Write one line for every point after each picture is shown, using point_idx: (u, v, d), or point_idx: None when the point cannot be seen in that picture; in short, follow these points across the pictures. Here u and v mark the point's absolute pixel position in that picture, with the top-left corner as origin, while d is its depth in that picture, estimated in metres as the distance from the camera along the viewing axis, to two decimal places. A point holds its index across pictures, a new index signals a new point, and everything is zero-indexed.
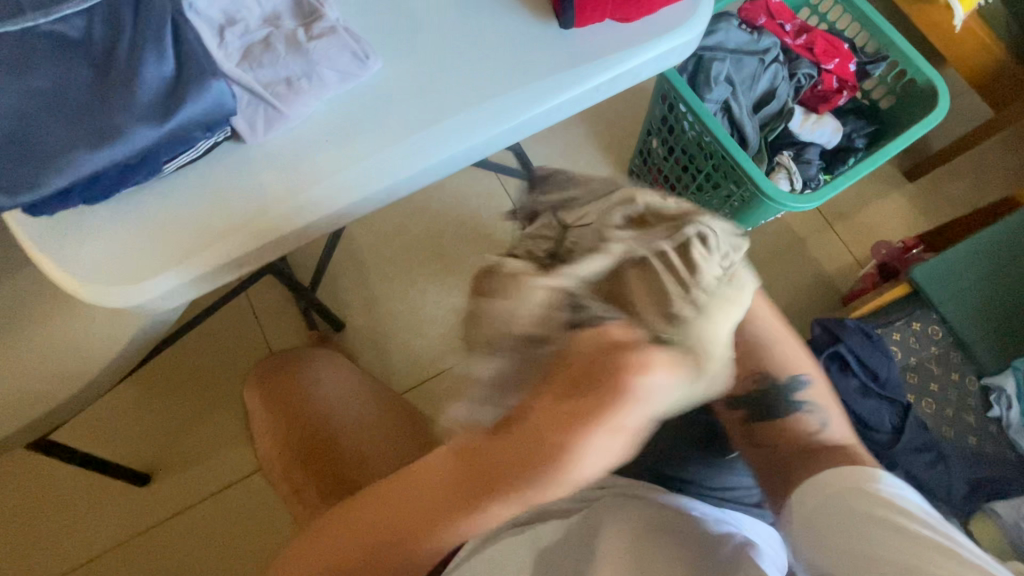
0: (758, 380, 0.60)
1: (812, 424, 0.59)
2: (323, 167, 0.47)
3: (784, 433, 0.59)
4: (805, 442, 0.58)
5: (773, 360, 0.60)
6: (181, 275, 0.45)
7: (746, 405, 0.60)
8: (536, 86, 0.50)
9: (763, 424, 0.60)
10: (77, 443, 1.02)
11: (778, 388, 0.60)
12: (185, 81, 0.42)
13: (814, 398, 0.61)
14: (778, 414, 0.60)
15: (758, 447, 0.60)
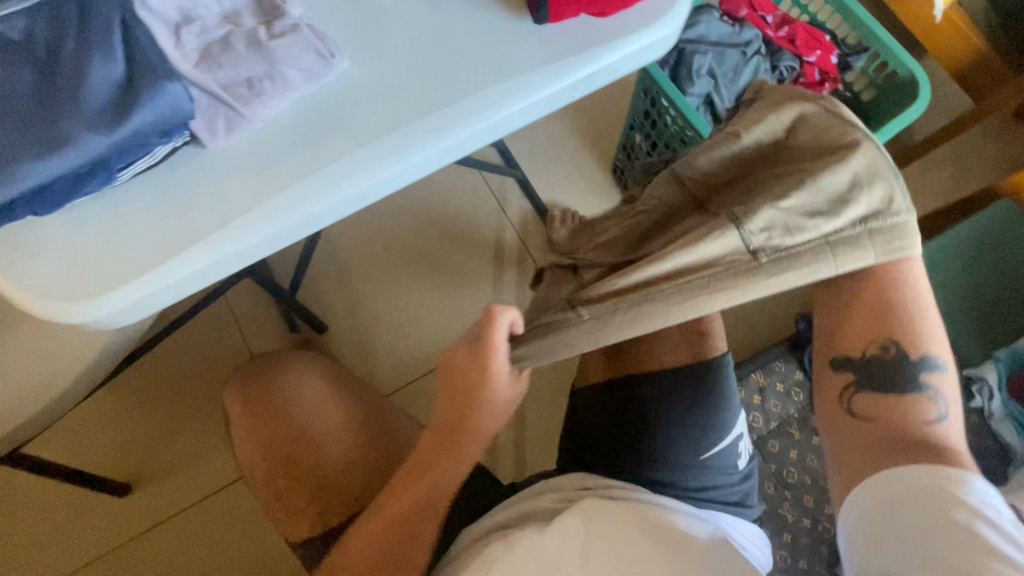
0: (886, 349, 0.47)
1: (931, 414, 0.46)
2: (290, 170, 0.45)
3: (892, 414, 0.47)
4: (920, 433, 0.46)
5: (910, 330, 0.47)
6: (142, 287, 0.42)
7: (859, 370, 0.48)
8: (510, 84, 0.48)
9: (878, 399, 0.47)
10: (54, 454, 1.00)
11: (907, 364, 0.47)
12: (137, 84, 0.40)
13: (945, 387, 0.47)
14: (900, 394, 0.47)
15: (863, 419, 0.47)
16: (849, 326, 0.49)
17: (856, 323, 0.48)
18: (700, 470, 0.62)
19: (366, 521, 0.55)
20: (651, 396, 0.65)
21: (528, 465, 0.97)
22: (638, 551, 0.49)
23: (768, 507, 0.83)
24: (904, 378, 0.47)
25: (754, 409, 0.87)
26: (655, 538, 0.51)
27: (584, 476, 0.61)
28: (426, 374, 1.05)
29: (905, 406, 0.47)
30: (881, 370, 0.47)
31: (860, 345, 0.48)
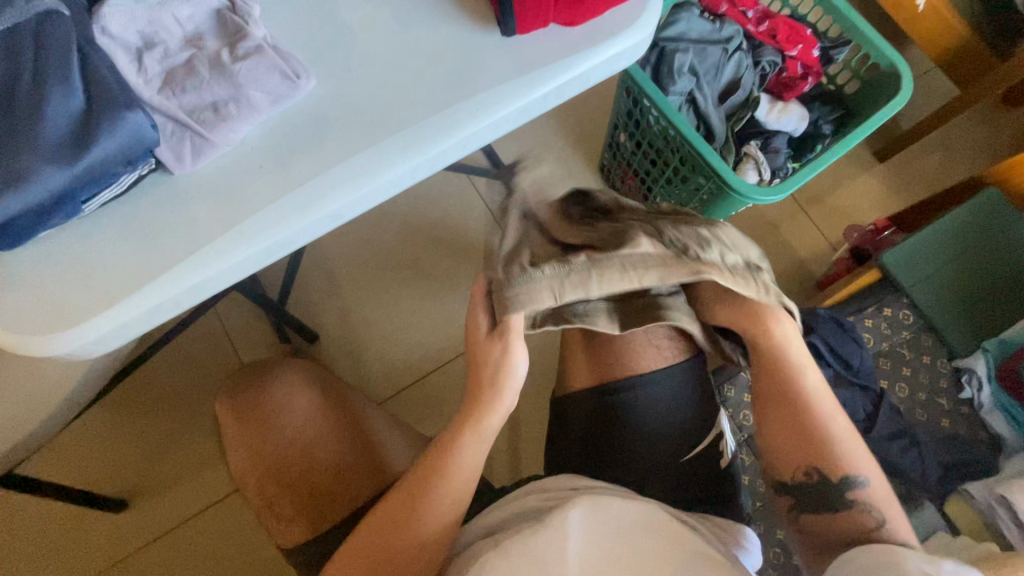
0: (810, 474, 0.55)
1: (869, 523, 0.53)
2: (259, 193, 0.45)
3: (832, 525, 0.55)
4: (858, 534, 0.53)
5: (831, 442, 0.55)
6: (111, 318, 0.42)
7: (793, 493, 0.57)
8: (480, 98, 0.47)
9: (818, 517, 0.56)
10: (49, 473, 1.00)
11: (836, 485, 0.54)
12: (97, 113, 0.40)
13: (871, 482, 0.54)
14: (836, 509, 0.54)
15: (810, 532, 0.57)
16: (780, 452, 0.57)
17: (776, 446, 0.58)
18: (677, 475, 0.63)
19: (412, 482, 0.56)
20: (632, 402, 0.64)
21: (523, 470, 0.97)
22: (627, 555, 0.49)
23: (762, 506, 0.83)
24: (838, 495, 0.54)
25: (743, 407, 0.87)
26: (642, 541, 0.51)
27: (564, 478, 0.60)
28: (418, 381, 1.05)
29: (840, 518, 0.54)
30: (810, 493, 0.56)
31: (787, 470, 0.57)
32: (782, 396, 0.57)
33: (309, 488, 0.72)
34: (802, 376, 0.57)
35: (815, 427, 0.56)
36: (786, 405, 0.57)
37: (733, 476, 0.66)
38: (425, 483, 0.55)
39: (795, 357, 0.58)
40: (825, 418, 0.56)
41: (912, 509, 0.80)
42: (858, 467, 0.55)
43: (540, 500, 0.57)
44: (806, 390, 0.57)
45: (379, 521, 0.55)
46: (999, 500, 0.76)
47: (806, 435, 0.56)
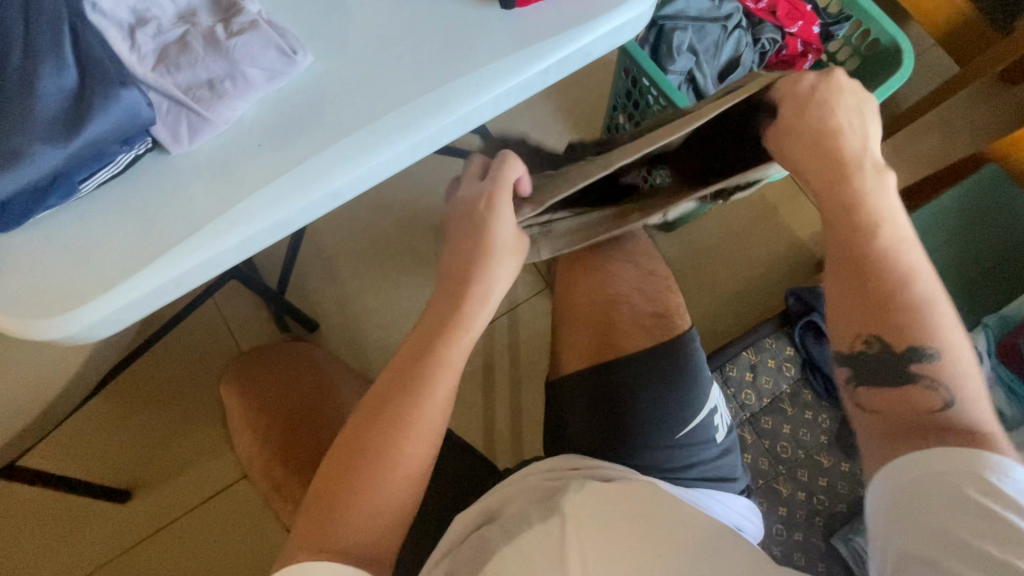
0: (871, 342, 0.48)
1: (933, 400, 0.45)
2: (255, 173, 0.44)
3: (894, 404, 0.47)
4: (925, 417, 0.45)
5: (907, 295, 0.47)
6: (110, 301, 0.41)
7: (850, 364, 0.49)
8: (479, 73, 0.47)
9: (879, 391, 0.48)
10: (51, 465, 0.99)
11: (901, 353, 0.46)
12: (90, 91, 0.39)
13: (946, 346, 0.46)
14: (903, 383, 0.47)
15: (872, 412, 0.48)
16: (840, 317, 0.49)
17: (841, 302, 0.49)
18: (679, 451, 0.63)
19: (368, 442, 0.47)
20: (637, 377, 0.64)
21: (526, 454, 0.97)
22: (639, 540, 0.49)
23: (764, 484, 0.84)
24: (901, 368, 0.47)
25: (745, 386, 0.88)
26: (641, 515, 0.51)
27: (570, 457, 0.61)
28: None
29: (905, 392, 0.47)
30: (871, 361, 0.48)
31: (845, 341, 0.49)
32: (858, 242, 0.48)
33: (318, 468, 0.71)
34: (875, 216, 0.49)
35: (886, 282, 0.47)
36: (859, 254, 0.48)
37: (735, 449, 0.68)
38: (383, 444, 0.47)
39: (875, 198, 0.49)
40: (901, 270, 0.47)
41: None
42: (936, 328, 0.47)
43: (545, 479, 0.59)
44: (886, 238, 0.48)
45: (346, 438, 0.48)
46: None
47: (877, 290, 0.48)
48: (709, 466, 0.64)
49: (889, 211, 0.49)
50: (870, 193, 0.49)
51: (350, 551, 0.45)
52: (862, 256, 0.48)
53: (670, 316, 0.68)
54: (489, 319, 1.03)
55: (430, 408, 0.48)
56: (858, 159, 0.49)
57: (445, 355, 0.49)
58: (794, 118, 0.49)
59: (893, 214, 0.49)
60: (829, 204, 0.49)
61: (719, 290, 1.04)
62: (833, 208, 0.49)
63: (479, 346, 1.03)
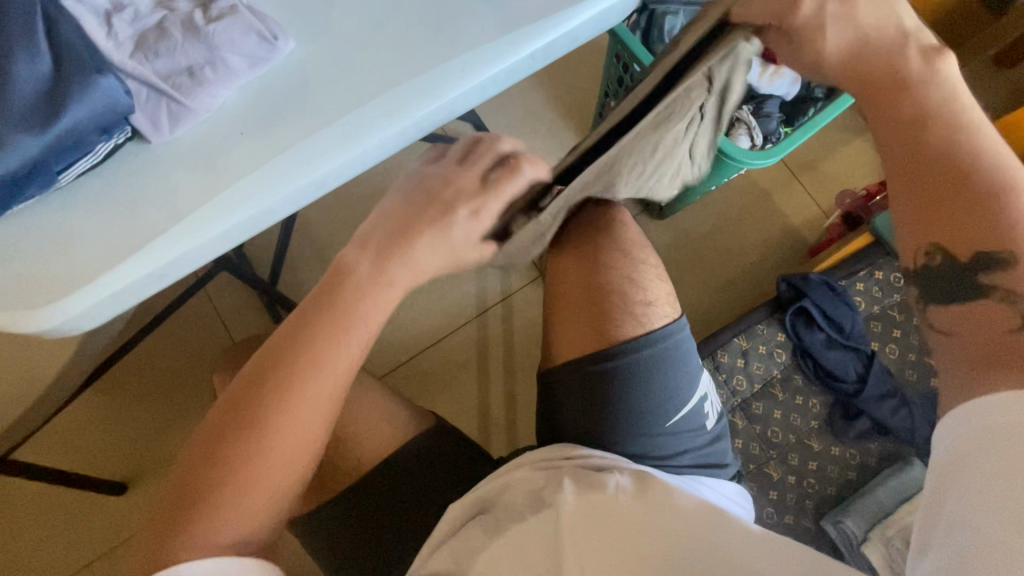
0: (935, 255, 0.43)
1: (1011, 320, 0.39)
2: (237, 163, 0.44)
3: (971, 322, 0.41)
4: (1005, 339, 0.38)
5: (971, 189, 0.42)
6: (92, 292, 0.41)
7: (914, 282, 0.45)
8: (464, 58, 0.46)
9: (952, 307, 0.42)
10: (47, 458, 0.99)
11: (969, 257, 0.41)
12: (66, 78, 0.39)
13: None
14: (974, 298, 0.41)
15: (941, 333, 0.42)
16: (902, 227, 0.45)
17: (900, 213, 0.45)
18: (668, 437, 0.64)
19: (245, 416, 0.43)
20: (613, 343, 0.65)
21: (521, 441, 0.98)
22: (632, 534, 0.49)
23: (755, 468, 0.85)
24: (969, 279, 0.41)
25: (736, 373, 0.88)
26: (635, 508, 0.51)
27: (563, 446, 0.61)
28: (412, 358, 1.02)
29: (979, 306, 0.41)
30: (934, 272, 0.43)
31: (907, 256, 0.45)
32: (913, 145, 0.44)
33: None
34: (927, 103, 0.44)
35: (952, 173, 0.43)
36: (918, 156, 0.44)
37: (725, 435, 0.69)
38: (259, 417, 0.43)
39: (937, 85, 0.45)
40: (960, 163, 0.43)
41: (898, 467, 0.82)
42: (1007, 217, 0.41)
43: (537, 466, 0.59)
44: (938, 128, 0.44)
45: (227, 405, 0.44)
46: None
47: (937, 190, 0.43)
48: (697, 451, 0.65)
49: (942, 101, 0.44)
50: (921, 80, 0.45)
51: (216, 532, 0.42)
52: (916, 153, 0.44)
53: (657, 302, 0.68)
54: (483, 308, 1.03)
55: (314, 380, 0.44)
56: (903, 47, 0.45)
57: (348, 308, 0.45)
58: (834, 21, 0.43)
59: (951, 97, 0.45)
60: (882, 100, 0.46)
61: (712, 276, 1.04)
62: (889, 108, 0.45)
63: (472, 335, 1.03)
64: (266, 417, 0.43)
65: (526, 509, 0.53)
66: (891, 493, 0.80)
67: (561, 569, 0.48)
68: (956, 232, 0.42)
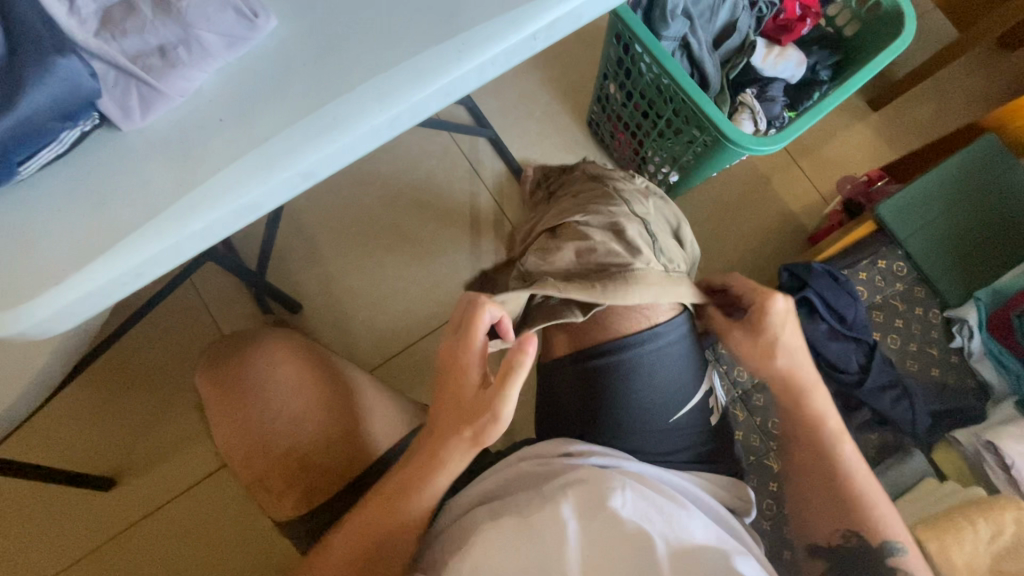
0: (847, 536, 0.57)
1: None
2: (216, 152, 0.40)
3: None
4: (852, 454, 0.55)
5: (862, 522, 0.56)
6: (59, 295, 0.38)
7: (828, 555, 0.58)
8: (461, 39, 0.42)
9: None
10: (30, 455, 0.96)
11: (876, 549, 0.55)
12: (24, 59, 0.35)
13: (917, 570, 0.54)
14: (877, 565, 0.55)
15: None
16: (814, 504, 0.60)
17: (811, 514, 0.60)
18: (671, 434, 0.62)
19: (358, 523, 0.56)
20: (648, 362, 0.61)
21: (517, 431, 0.97)
22: (645, 549, 0.45)
23: (755, 460, 0.84)
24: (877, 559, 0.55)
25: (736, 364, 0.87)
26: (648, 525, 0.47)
27: (565, 442, 0.59)
28: (407, 348, 1.00)
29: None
30: (849, 557, 0.56)
31: (824, 533, 0.58)
32: (828, 488, 0.58)
33: (309, 484, 0.62)
34: (817, 420, 0.60)
35: (846, 475, 0.58)
36: (834, 494, 0.58)
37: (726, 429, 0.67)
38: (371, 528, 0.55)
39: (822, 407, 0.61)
40: (844, 470, 0.58)
41: (899, 457, 0.81)
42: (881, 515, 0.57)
43: (534, 464, 0.57)
44: (830, 440, 0.60)
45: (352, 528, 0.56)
46: (986, 445, 0.78)
47: (837, 512, 0.58)
48: (701, 447, 0.63)
49: (853, 466, 0.59)
50: (813, 399, 0.60)
51: None
52: (819, 453, 0.60)
53: None
54: None
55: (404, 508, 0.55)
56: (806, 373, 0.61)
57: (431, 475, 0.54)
58: None
59: (824, 419, 0.60)
60: (792, 401, 0.61)
61: (710, 264, 1.02)
62: (820, 453, 0.59)
63: None
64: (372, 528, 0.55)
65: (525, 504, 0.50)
66: (890, 484, 0.80)
67: (564, 569, 0.44)
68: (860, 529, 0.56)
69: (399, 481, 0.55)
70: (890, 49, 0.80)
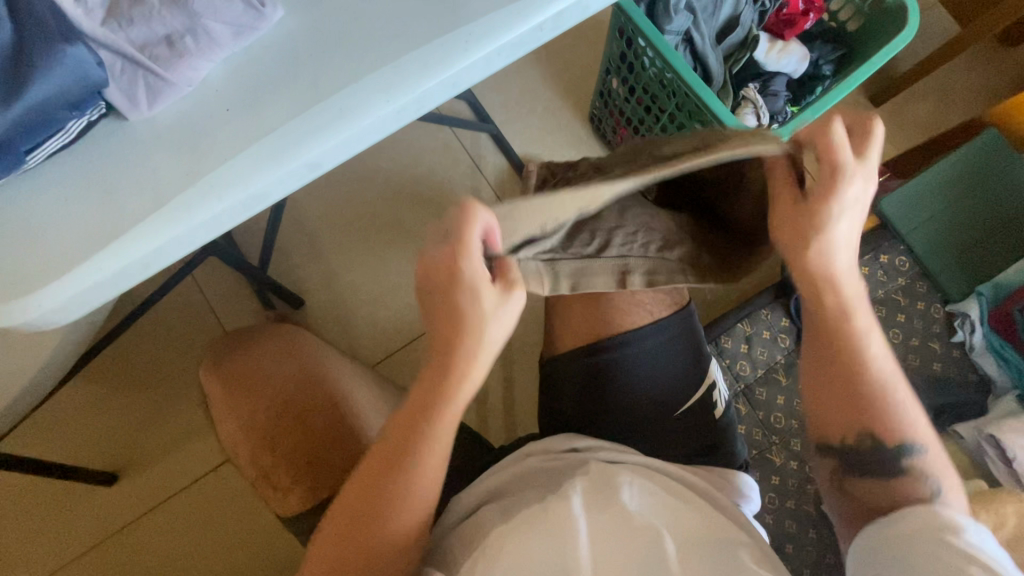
0: (863, 441, 0.48)
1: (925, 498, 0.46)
2: (224, 143, 0.40)
3: (872, 495, 0.48)
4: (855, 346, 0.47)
5: (878, 421, 0.48)
6: (66, 286, 0.37)
7: (839, 458, 0.50)
8: (468, 30, 0.42)
9: (865, 487, 0.48)
10: (33, 450, 0.96)
11: (891, 453, 0.47)
12: (31, 48, 0.35)
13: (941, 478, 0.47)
14: (893, 477, 0.47)
15: (850, 496, 0.50)
16: (824, 411, 0.50)
17: (824, 415, 0.50)
18: (677, 427, 0.62)
19: (356, 518, 0.46)
20: (638, 360, 0.62)
21: (519, 426, 0.97)
22: (657, 548, 0.45)
23: (758, 454, 0.84)
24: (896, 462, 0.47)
25: (738, 358, 0.87)
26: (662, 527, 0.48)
27: (569, 437, 0.59)
28: (410, 343, 1.00)
29: (896, 490, 0.47)
30: (865, 463, 0.48)
31: (834, 438, 0.50)
32: (845, 389, 0.48)
33: (314, 479, 0.62)
34: (832, 307, 0.48)
35: (860, 369, 0.48)
36: (845, 392, 0.48)
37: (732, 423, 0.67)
38: (368, 517, 0.46)
39: (844, 284, 0.48)
40: (857, 359, 0.48)
41: None
42: (897, 410, 0.48)
43: (541, 458, 0.57)
44: (846, 330, 0.48)
45: (343, 519, 0.47)
46: (987, 438, 0.78)
47: (856, 411, 0.48)
48: (706, 441, 0.63)
49: (880, 363, 0.49)
50: (836, 277, 0.47)
51: None
52: (829, 345, 0.49)
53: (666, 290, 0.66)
54: None
55: (398, 489, 0.46)
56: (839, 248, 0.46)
57: (420, 445, 0.46)
58: None
59: (844, 307, 0.48)
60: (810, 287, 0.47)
61: None
62: (830, 348, 0.48)
63: None
64: (364, 511, 0.46)
65: (534, 500, 0.50)
66: None
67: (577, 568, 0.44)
68: (876, 434, 0.48)
69: (378, 456, 0.47)
70: (893, 44, 0.80)
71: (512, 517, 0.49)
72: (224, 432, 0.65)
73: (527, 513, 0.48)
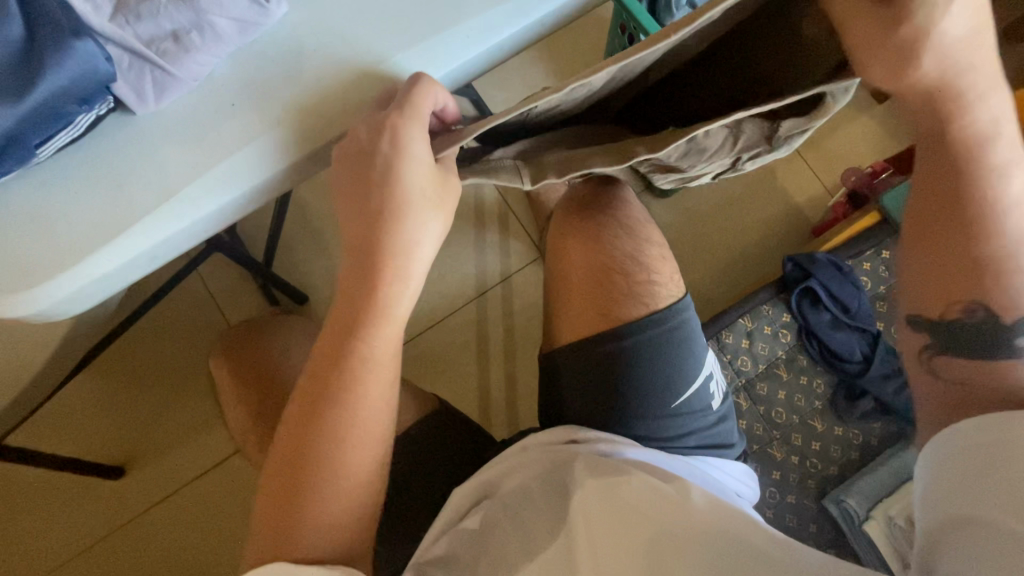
0: (969, 308, 0.46)
1: None
2: (229, 136, 0.41)
3: (971, 374, 0.47)
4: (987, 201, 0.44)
5: (993, 286, 0.46)
6: (77, 277, 0.39)
7: (933, 328, 0.48)
8: (469, 24, 0.43)
9: (957, 361, 0.47)
10: (40, 443, 0.98)
11: (998, 324, 0.46)
12: (41, 43, 0.36)
13: None
14: (994, 352, 0.46)
15: (943, 380, 0.48)
16: (927, 281, 0.48)
17: (925, 278, 0.48)
18: (676, 419, 0.62)
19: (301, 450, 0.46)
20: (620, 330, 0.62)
21: (521, 421, 0.97)
22: (659, 541, 0.46)
23: (759, 449, 0.85)
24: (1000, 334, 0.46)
25: (739, 353, 0.87)
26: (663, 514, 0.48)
27: (569, 429, 0.59)
28: (413, 339, 1.00)
29: (991, 368, 0.46)
30: (965, 329, 0.47)
31: (934, 306, 0.48)
32: (961, 250, 0.46)
33: None
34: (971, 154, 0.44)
35: (983, 229, 0.45)
36: (960, 252, 0.46)
37: (732, 415, 0.68)
38: (315, 451, 0.46)
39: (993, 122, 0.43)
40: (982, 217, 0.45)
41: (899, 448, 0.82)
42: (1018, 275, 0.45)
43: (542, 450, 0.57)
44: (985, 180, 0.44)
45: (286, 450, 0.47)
46: None
47: (959, 282, 0.46)
48: (707, 434, 0.64)
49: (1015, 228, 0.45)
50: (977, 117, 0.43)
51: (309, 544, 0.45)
52: (955, 200, 0.45)
53: (662, 282, 0.66)
54: (483, 288, 1.01)
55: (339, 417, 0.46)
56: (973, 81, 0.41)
57: (355, 375, 0.47)
58: None
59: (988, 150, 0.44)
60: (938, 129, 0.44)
61: (715, 256, 1.02)
62: (951, 201, 0.46)
63: (472, 316, 1.01)
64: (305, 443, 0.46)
65: (543, 506, 0.52)
66: (891, 473, 0.81)
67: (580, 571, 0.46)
68: (984, 299, 0.46)
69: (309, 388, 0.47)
70: None
71: (522, 522, 0.51)
72: (230, 423, 0.66)
73: (536, 521, 0.50)
